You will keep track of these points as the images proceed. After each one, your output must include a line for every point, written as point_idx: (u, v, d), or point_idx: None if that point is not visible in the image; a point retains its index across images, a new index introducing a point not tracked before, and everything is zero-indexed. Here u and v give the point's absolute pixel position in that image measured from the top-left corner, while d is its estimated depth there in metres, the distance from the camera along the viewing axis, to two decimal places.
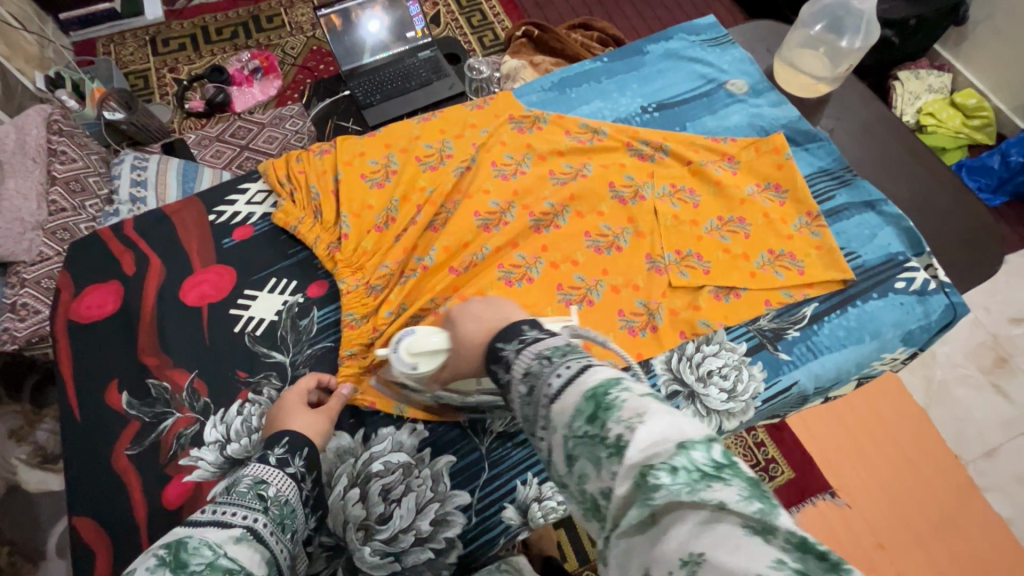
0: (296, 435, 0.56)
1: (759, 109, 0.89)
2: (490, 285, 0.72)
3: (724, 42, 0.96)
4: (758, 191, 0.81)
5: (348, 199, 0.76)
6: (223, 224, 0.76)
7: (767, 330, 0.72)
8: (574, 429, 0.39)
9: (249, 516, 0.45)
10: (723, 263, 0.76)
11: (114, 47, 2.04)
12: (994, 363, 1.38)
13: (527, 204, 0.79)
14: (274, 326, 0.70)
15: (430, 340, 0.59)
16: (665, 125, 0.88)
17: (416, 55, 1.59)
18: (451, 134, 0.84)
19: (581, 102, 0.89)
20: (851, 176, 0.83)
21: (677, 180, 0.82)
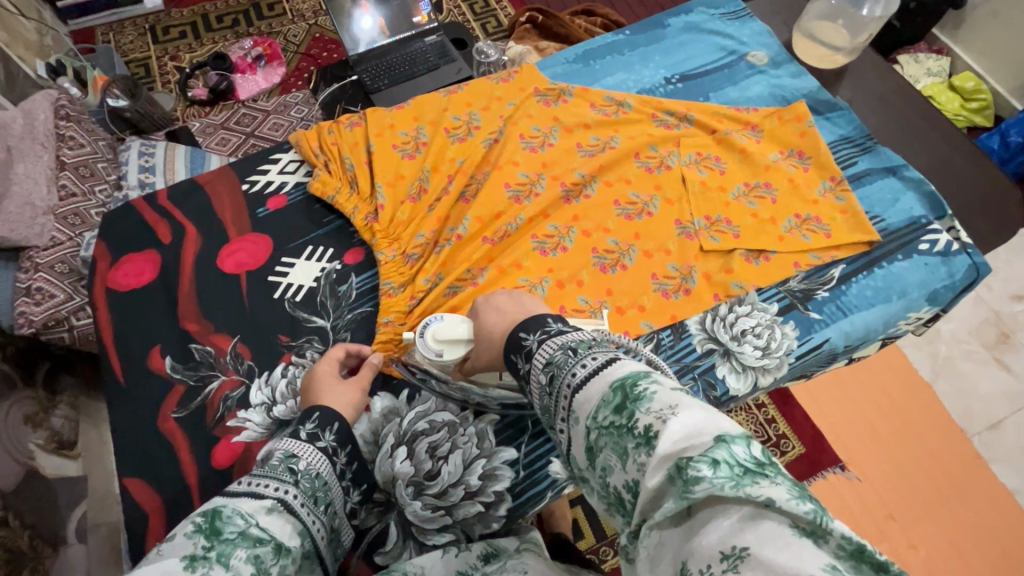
0: (327, 410, 0.54)
1: (780, 79, 0.90)
2: (526, 251, 0.73)
3: (742, 16, 0.97)
4: (782, 157, 0.83)
5: (382, 169, 0.76)
6: (256, 193, 0.76)
7: (797, 291, 0.73)
8: (599, 420, 0.41)
9: (281, 488, 0.45)
10: (752, 227, 0.77)
11: (113, 36, 2.03)
12: (998, 339, 1.41)
13: (556, 175, 0.79)
14: (313, 292, 0.70)
15: (456, 328, 0.61)
16: (688, 95, 0.89)
17: (423, 40, 1.59)
18: (478, 106, 0.85)
19: (605, 73, 0.90)
20: (872, 144, 0.85)
21: (703, 149, 0.83)
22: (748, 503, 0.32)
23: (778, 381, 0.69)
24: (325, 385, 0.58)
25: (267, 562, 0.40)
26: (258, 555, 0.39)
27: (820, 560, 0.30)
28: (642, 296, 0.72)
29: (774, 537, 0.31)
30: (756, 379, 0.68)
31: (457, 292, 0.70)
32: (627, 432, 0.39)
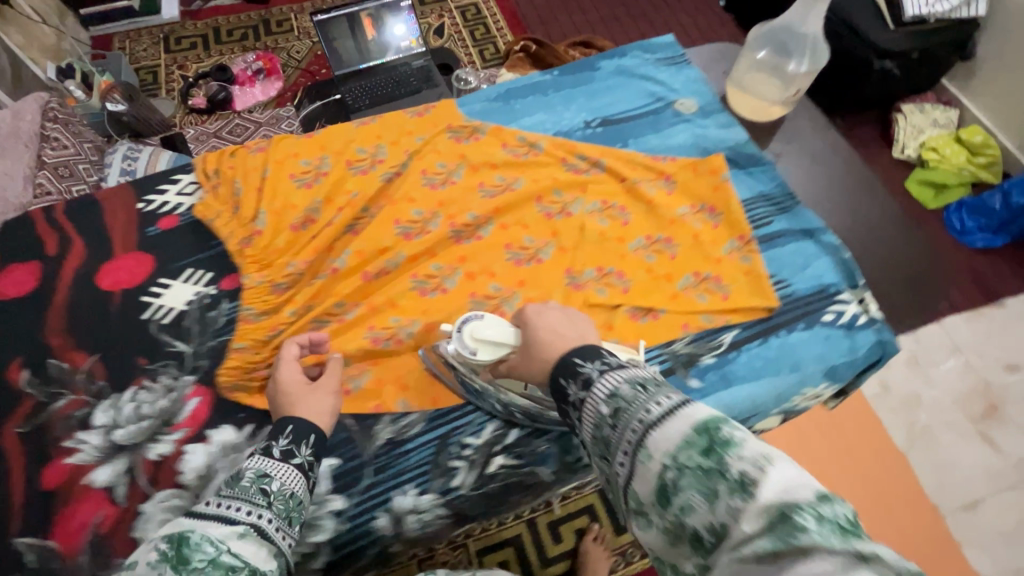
0: (302, 424, 0.71)
1: (704, 130, 0.88)
2: (404, 290, 0.83)
3: (678, 62, 0.95)
4: (691, 212, 0.80)
5: (272, 197, 0.89)
6: (150, 211, 0.92)
7: (680, 354, 0.71)
8: (685, 459, 0.47)
9: (255, 513, 0.57)
10: (645, 283, 0.76)
11: (129, 43, 2.28)
12: (985, 412, 1.64)
13: (451, 213, 0.84)
14: (182, 314, 0.85)
15: (499, 334, 0.74)
16: (607, 140, 0.87)
17: (409, 64, 1.84)
18: (387, 140, 0.91)
19: (524, 114, 0.89)
20: (792, 205, 0.82)
21: (609, 197, 0.82)
22: (849, 553, 0.37)
23: None
24: (298, 393, 0.74)
25: None
26: None
27: None
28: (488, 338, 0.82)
29: None
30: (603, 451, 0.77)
31: (323, 324, 0.83)
32: (717, 474, 0.45)
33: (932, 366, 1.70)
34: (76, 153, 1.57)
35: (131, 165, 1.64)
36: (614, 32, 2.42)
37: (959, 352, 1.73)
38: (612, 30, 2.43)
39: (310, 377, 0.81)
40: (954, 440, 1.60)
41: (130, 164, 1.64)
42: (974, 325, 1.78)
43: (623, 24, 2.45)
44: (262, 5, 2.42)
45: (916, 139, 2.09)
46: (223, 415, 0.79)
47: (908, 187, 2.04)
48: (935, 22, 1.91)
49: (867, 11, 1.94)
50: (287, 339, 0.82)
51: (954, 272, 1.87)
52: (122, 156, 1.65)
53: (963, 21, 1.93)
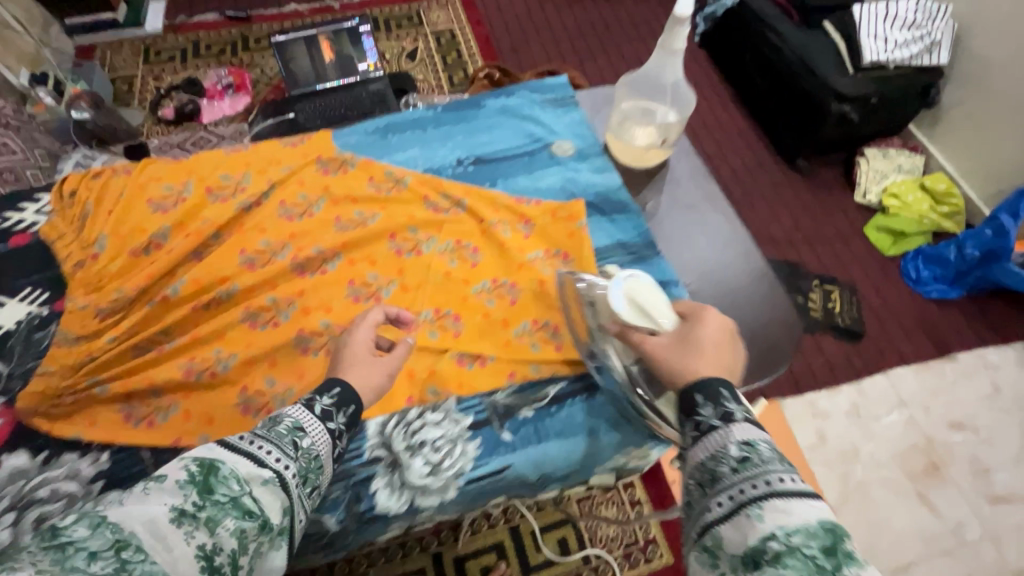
0: (346, 390, 0.76)
1: (575, 173, 1.04)
2: (235, 320, 0.90)
3: (567, 104, 1.13)
4: (544, 257, 0.96)
5: (120, 222, 0.99)
6: (6, 228, 0.99)
7: (499, 406, 0.86)
8: (807, 545, 0.49)
9: (280, 461, 0.64)
10: (479, 326, 0.91)
11: (111, 54, 2.37)
12: (926, 470, 1.58)
13: (299, 246, 0.96)
14: (8, 333, 0.90)
15: (656, 306, 0.77)
16: (476, 177, 1.04)
17: (367, 85, 1.87)
18: (255, 169, 1.03)
19: (398, 149, 1.06)
20: (648, 254, 0.96)
21: (464, 238, 0.98)
22: None
23: (442, 500, 0.80)
24: (357, 360, 0.80)
25: (248, 535, 0.56)
26: (240, 530, 0.56)
27: None
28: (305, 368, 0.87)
29: None
30: (411, 497, 0.79)
31: (146, 353, 0.89)
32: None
33: (874, 420, 1.65)
34: (25, 158, 1.62)
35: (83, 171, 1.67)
36: (585, 64, 2.45)
37: (904, 406, 1.67)
38: (583, 61, 2.46)
39: (121, 407, 0.86)
40: (890, 498, 1.53)
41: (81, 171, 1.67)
42: (923, 378, 1.72)
43: (594, 56, 2.48)
44: (243, 22, 2.50)
45: (878, 185, 2.06)
46: (21, 441, 0.82)
47: (866, 232, 2.00)
48: (895, 68, 1.90)
49: (826, 55, 1.95)
50: (110, 381, 0.87)
51: (906, 321, 1.82)
52: (75, 163, 1.69)
53: (924, 68, 1.92)
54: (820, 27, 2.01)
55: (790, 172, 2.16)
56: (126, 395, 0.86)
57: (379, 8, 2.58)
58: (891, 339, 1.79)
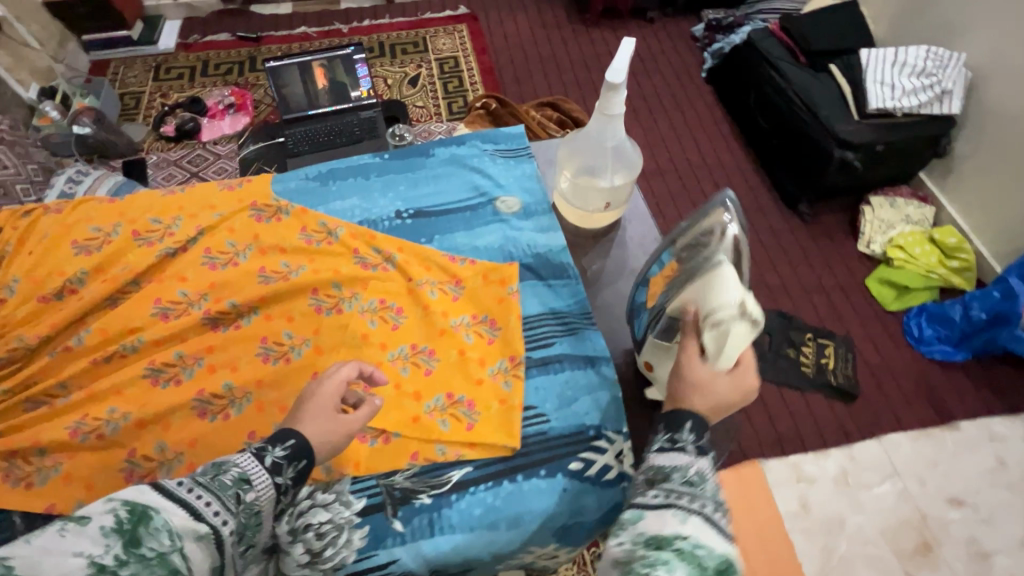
0: (299, 443, 0.73)
1: (515, 232, 1.03)
2: (135, 376, 0.90)
3: (521, 155, 1.14)
4: (470, 322, 0.94)
5: (39, 266, 1.00)
6: None
7: (396, 491, 0.81)
8: (701, 556, 0.60)
9: (219, 517, 0.62)
10: (391, 398, 0.87)
11: (122, 69, 2.43)
12: (916, 548, 1.46)
13: (217, 297, 0.96)
14: None
15: (729, 352, 0.71)
16: (412, 231, 1.04)
17: (358, 114, 1.89)
18: (186, 214, 1.05)
19: (337, 197, 1.08)
20: (581, 327, 0.93)
21: (389, 298, 0.96)
22: None
23: None
24: (317, 414, 0.77)
25: None
26: None
27: None
28: (198, 434, 0.85)
29: None
30: None
31: (40, 406, 0.90)
32: None
33: (862, 489, 1.54)
34: (16, 173, 1.64)
35: (72, 188, 1.70)
36: (586, 96, 2.43)
37: (897, 476, 1.56)
38: (584, 94, 2.44)
39: (5, 462, 0.85)
40: None
41: (71, 188, 1.70)
42: (919, 447, 1.61)
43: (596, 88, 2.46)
44: (253, 42, 2.55)
45: (883, 234, 1.96)
46: None
47: (867, 285, 1.91)
48: (903, 116, 1.82)
49: (831, 99, 1.89)
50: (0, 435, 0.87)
51: (903, 383, 1.72)
52: (66, 179, 1.73)
53: (936, 116, 1.83)
54: (826, 70, 1.96)
55: (791, 217, 2.08)
56: (10, 451, 0.85)
57: (386, 33, 2.61)
58: (886, 402, 1.69)
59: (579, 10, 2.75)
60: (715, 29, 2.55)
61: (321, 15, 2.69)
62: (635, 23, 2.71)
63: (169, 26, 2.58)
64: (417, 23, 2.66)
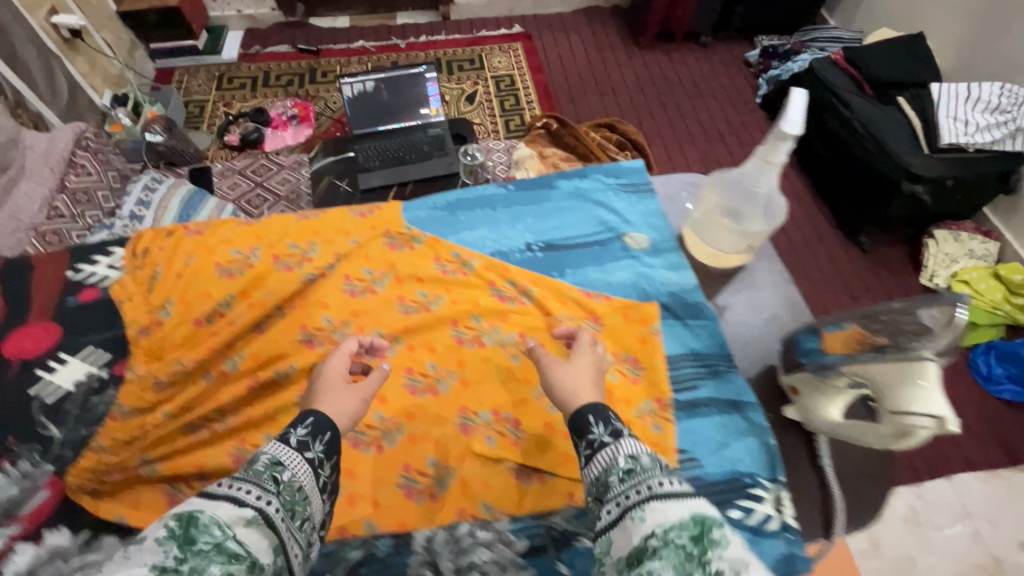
0: (317, 421, 0.77)
1: (647, 270, 1.15)
2: (288, 403, 1.01)
3: (642, 189, 1.30)
4: (614, 361, 1.03)
5: (183, 290, 1.13)
6: (77, 280, 1.17)
7: (555, 531, 0.90)
8: (674, 536, 0.54)
9: (263, 500, 0.63)
10: (540, 435, 0.98)
11: (187, 77, 2.49)
12: None
13: (360, 323, 1.09)
14: (67, 396, 1.03)
15: (905, 439, 0.81)
16: (545, 265, 1.18)
17: (427, 131, 1.91)
18: (320, 238, 1.19)
19: (469, 226, 1.23)
20: (725, 371, 1.02)
21: (529, 332, 1.08)
22: None
23: None
24: (329, 388, 0.85)
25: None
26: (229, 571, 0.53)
27: None
28: (355, 464, 0.97)
29: None
30: None
31: (194, 432, 1.00)
32: (696, 560, 0.52)
33: (933, 529, 1.51)
34: (98, 180, 1.67)
35: (148, 197, 1.72)
36: (642, 117, 2.44)
37: (969, 517, 1.53)
38: (640, 115, 2.45)
39: (170, 486, 0.96)
40: None
41: (147, 196, 1.72)
42: (989, 488, 1.58)
43: (651, 110, 2.48)
44: (313, 55, 2.60)
45: (947, 268, 1.95)
46: (64, 518, 0.91)
47: None
48: (974, 152, 1.81)
49: (900, 133, 1.88)
50: (155, 462, 0.97)
51: (972, 422, 1.69)
52: (142, 187, 1.75)
53: (1006, 153, 1.81)
54: (893, 103, 1.96)
55: (850, 247, 2.07)
56: (172, 476, 0.96)
57: (443, 49, 2.65)
58: (955, 440, 1.66)
59: (633, 32, 2.77)
60: (771, 56, 2.56)
61: (379, 29, 2.73)
62: (688, 47, 2.74)
63: (232, 37, 2.64)
64: (473, 40, 2.69)
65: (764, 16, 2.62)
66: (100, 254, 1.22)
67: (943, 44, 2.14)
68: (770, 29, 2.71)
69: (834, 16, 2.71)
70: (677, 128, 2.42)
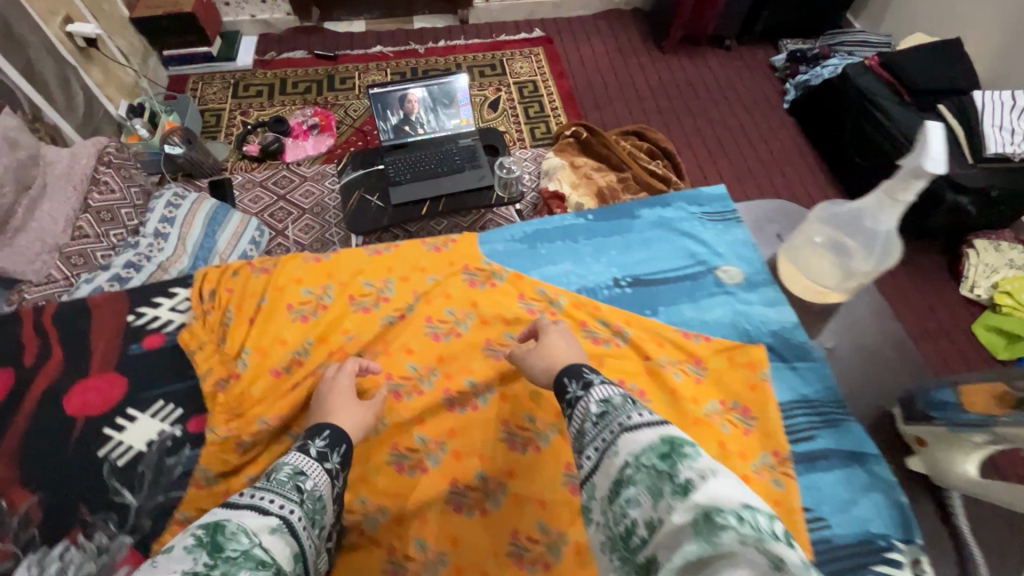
0: (331, 434, 0.87)
1: (744, 307, 1.15)
2: (382, 463, 0.99)
3: (730, 218, 1.32)
4: (722, 409, 1.01)
5: (260, 334, 1.11)
6: (139, 325, 1.14)
7: None
8: (647, 462, 0.58)
9: (285, 509, 0.72)
10: None
11: (202, 85, 2.42)
12: None
13: (446, 370, 1.09)
14: (139, 458, 0.99)
15: None
16: (635, 303, 1.18)
17: (457, 142, 1.86)
18: (397, 277, 1.22)
19: (551, 261, 1.25)
20: (839, 419, 1.01)
21: (633, 378, 1.04)
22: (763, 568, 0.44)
23: None
24: (339, 402, 0.95)
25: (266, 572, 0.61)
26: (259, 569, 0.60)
27: None
28: (454, 528, 0.94)
29: None
30: None
31: None
32: (666, 477, 0.56)
33: None
34: (121, 198, 1.61)
35: (171, 213, 1.67)
36: (670, 124, 2.39)
37: None
38: (668, 122, 2.40)
39: None
40: None
41: (170, 212, 1.67)
42: None
43: (679, 116, 2.43)
44: (330, 61, 2.54)
45: (988, 279, 1.90)
46: None
47: (975, 331, 1.86)
48: None
49: (943, 142, 1.83)
50: None
51: None
52: (165, 203, 1.69)
53: None
54: (933, 110, 1.91)
55: None
56: None
57: (463, 55, 2.59)
58: None
59: (655, 35, 2.72)
60: (798, 61, 2.52)
61: (396, 34, 2.67)
62: (712, 51, 2.69)
63: (245, 43, 2.56)
64: (494, 45, 2.64)
65: (790, 20, 2.58)
66: (161, 296, 1.19)
67: (979, 49, 2.11)
68: (795, 33, 2.67)
69: (860, 20, 2.67)
70: (707, 135, 2.37)
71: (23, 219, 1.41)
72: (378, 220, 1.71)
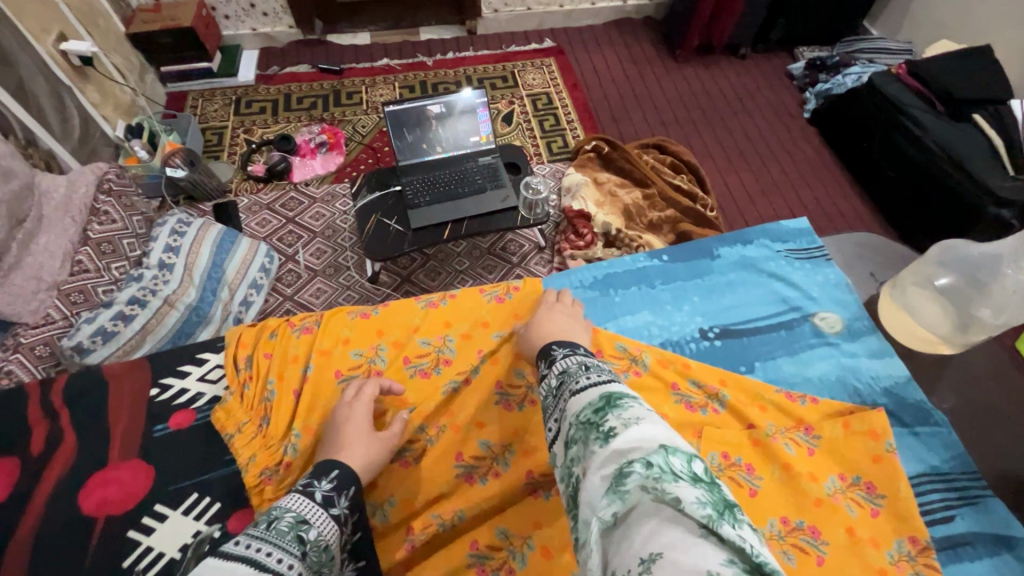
0: (341, 477, 0.80)
1: (847, 359, 1.17)
2: (462, 566, 0.91)
3: (819, 258, 1.36)
4: (842, 485, 0.97)
5: (306, 412, 1.03)
6: (162, 401, 1.04)
7: None
8: (584, 418, 0.64)
9: (285, 561, 0.64)
10: None
11: (202, 102, 2.31)
12: None
13: (522, 449, 1.01)
14: (172, 562, 0.87)
15: None
16: (729, 354, 1.19)
17: (476, 160, 1.77)
18: (457, 334, 1.16)
19: (636, 310, 1.25)
20: (980, 499, 1.00)
21: (740, 452, 0.99)
22: (669, 506, 0.49)
23: None
24: (358, 426, 0.91)
25: None
26: None
27: (711, 557, 0.45)
28: None
29: (676, 538, 0.46)
30: None
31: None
32: (596, 427, 0.61)
33: None
34: (123, 227, 1.50)
35: (176, 242, 1.56)
36: (690, 136, 2.32)
37: None
38: (688, 134, 2.33)
39: None
40: None
41: (175, 241, 1.56)
42: None
43: (699, 128, 2.36)
44: (335, 74, 2.44)
45: None
46: None
47: None
48: None
49: (982, 153, 1.77)
50: None
51: None
52: (170, 230, 1.58)
53: None
54: (967, 120, 1.87)
55: None
56: None
57: (472, 67, 2.50)
58: None
59: (668, 44, 2.65)
60: (818, 68, 2.46)
61: (403, 46, 2.58)
62: (728, 60, 2.62)
63: (246, 57, 2.47)
64: (504, 56, 2.56)
65: (807, 27, 2.53)
66: (189, 363, 1.10)
67: (1008, 55, 2.05)
68: (811, 41, 2.62)
69: (876, 27, 2.63)
70: (729, 147, 2.29)
71: (17, 255, 1.29)
72: (398, 244, 1.61)
